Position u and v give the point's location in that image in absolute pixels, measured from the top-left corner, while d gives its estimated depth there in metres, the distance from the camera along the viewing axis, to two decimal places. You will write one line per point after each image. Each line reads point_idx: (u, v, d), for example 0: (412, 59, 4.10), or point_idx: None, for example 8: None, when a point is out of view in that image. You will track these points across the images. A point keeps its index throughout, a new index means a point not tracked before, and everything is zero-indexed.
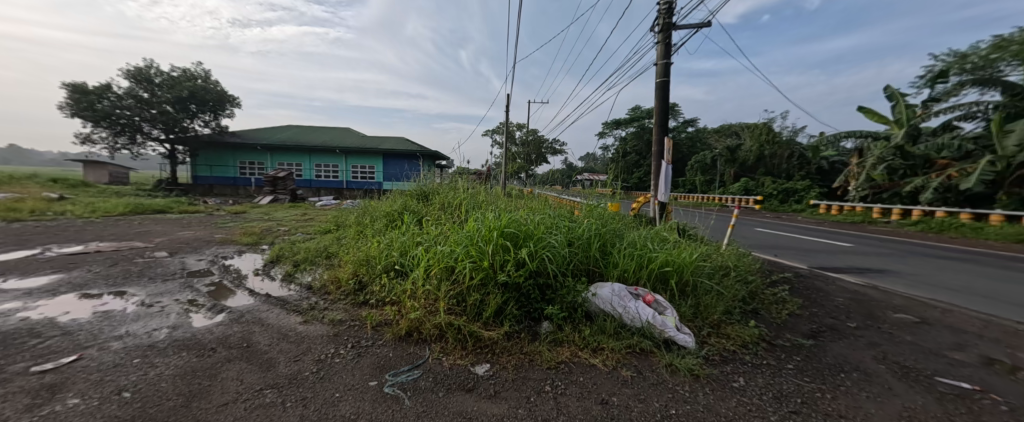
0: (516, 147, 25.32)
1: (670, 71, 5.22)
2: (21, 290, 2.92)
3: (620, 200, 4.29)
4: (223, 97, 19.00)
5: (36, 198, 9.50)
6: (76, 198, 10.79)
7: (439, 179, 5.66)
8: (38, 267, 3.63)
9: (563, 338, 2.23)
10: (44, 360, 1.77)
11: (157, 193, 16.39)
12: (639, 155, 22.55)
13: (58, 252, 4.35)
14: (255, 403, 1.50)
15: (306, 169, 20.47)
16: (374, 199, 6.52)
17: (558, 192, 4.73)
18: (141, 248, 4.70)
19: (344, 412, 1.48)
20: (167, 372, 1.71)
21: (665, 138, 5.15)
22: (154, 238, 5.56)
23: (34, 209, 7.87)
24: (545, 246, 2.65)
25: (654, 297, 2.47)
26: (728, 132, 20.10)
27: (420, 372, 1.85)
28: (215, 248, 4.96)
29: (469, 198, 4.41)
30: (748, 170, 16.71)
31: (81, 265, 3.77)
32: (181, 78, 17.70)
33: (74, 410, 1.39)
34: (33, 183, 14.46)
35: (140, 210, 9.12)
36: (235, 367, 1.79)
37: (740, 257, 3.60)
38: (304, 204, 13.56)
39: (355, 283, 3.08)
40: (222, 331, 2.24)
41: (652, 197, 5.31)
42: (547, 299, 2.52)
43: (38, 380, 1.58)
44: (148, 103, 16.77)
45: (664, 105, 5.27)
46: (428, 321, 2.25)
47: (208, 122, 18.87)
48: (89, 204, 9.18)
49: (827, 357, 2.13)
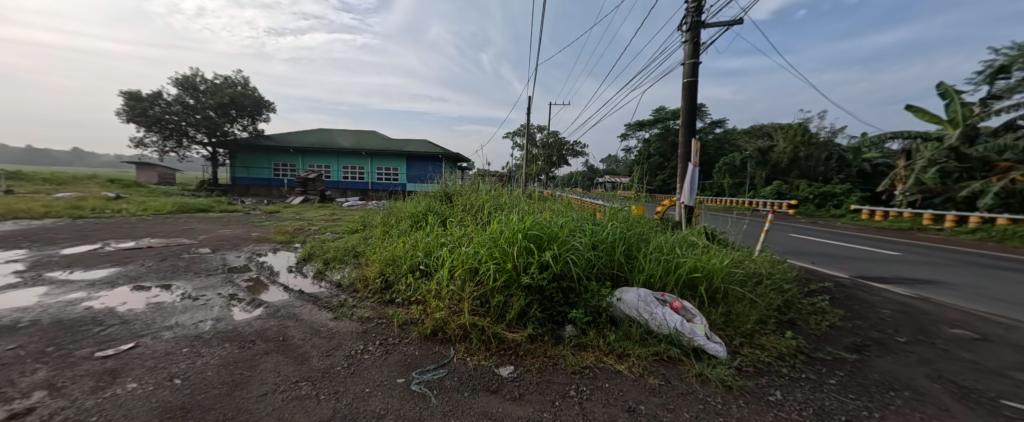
0: (536, 149, 25.24)
1: (698, 71, 5.06)
2: (85, 281, 3.20)
3: (643, 203, 4.18)
4: (261, 103, 20.10)
5: (96, 197, 10.36)
6: (132, 198, 11.61)
7: (461, 181, 5.72)
8: (99, 260, 3.96)
9: (587, 342, 2.22)
10: (106, 346, 1.93)
11: (200, 193, 17.58)
12: (663, 156, 21.96)
13: (116, 247, 4.74)
14: (292, 395, 1.57)
15: (333, 171, 21.23)
16: (398, 201, 6.64)
17: (579, 192, 4.71)
18: (188, 245, 5.04)
19: (373, 407, 1.53)
20: (212, 361, 1.82)
21: (693, 140, 4.98)
22: (198, 235, 5.96)
23: (95, 207, 8.61)
24: (569, 249, 2.64)
25: (682, 304, 2.40)
26: (759, 133, 19.22)
27: (445, 371, 1.88)
28: (252, 246, 5.23)
29: (492, 199, 4.43)
30: (781, 172, 15.91)
31: (134, 259, 4.08)
32: (223, 86, 18.86)
33: (132, 393, 1.51)
34: (94, 183, 15.84)
35: (185, 208, 9.78)
36: (272, 359, 1.88)
37: (775, 264, 3.44)
38: (333, 205, 14.21)
39: (382, 281, 3.17)
40: (260, 325, 2.36)
41: (677, 200, 5.17)
42: (570, 303, 2.50)
43: (102, 365, 1.73)
44: (193, 109, 18.02)
45: (691, 105, 5.12)
46: (452, 321, 2.29)
47: (246, 126, 19.99)
48: (142, 203, 9.93)
49: (873, 373, 1.99)
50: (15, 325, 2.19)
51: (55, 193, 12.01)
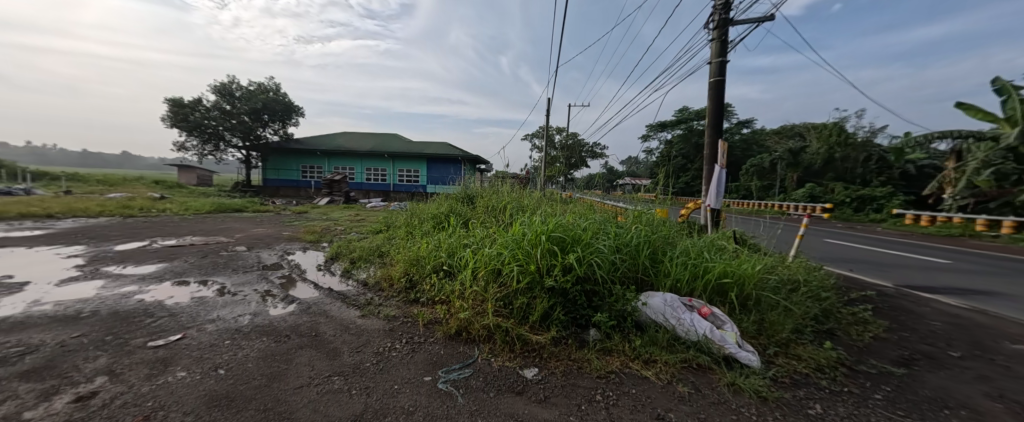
0: (555, 151, 25.12)
1: (726, 70, 4.90)
2: (137, 275, 3.45)
3: (668, 206, 4.08)
4: (291, 108, 21.01)
5: (144, 198, 11.11)
6: (175, 198, 12.43)
7: (481, 183, 5.76)
8: (148, 256, 4.25)
9: (612, 347, 2.18)
10: (157, 337, 2.07)
11: (234, 194, 18.56)
12: (686, 158, 21.36)
13: (162, 244, 5.07)
14: (326, 389, 1.63)
15: (357, 173, 21.88)
16: (420, 202, 6.76)
17: (599, 193, 4.65)
18: (225, 243, 5.33)
19: (403, 404, 1.57)
20: (252, 354, 1.92)
21: (720, 141, 4.83)
22: (235, 234, 6.28)
23: (143, 207, 9.24)
24: (593, 251, 2.61)
25: (711, 310, 2.33)
26: (790, 132, 18.36)
27: (471, 371, 1.90)
28: (284, 244, 5.47)
29: (513, 201, 4.44)
30: (814, 174, 15.15)
31: (179, 256, 4.36)
32: (257, 92, 19.87)
33: (181, 382, 1.61)
34: (141, 185, 17.03)
35: (222, 208, 10.33)
36: (306, 354, 1.96)
37: (810, 271, 3.28)
38: (357, 206, 14.63)
39: (406, 281, 3.23)
40: (294, 320, 2.47)
41: (703, 203, 5.03)
42: (594, 306, 2.47)
43: (154, 354, 1.86)
44: (230, 115, 19.06)
45: (718, 105, 4.96)
46: (476, 321, 2.31)
47: (277, 130, 20.95)
48: (184, 203, 10.58)
49: (924, 390, 1.86)
50: (79, 315, 2.39)
51: (108, 193, 12.99)
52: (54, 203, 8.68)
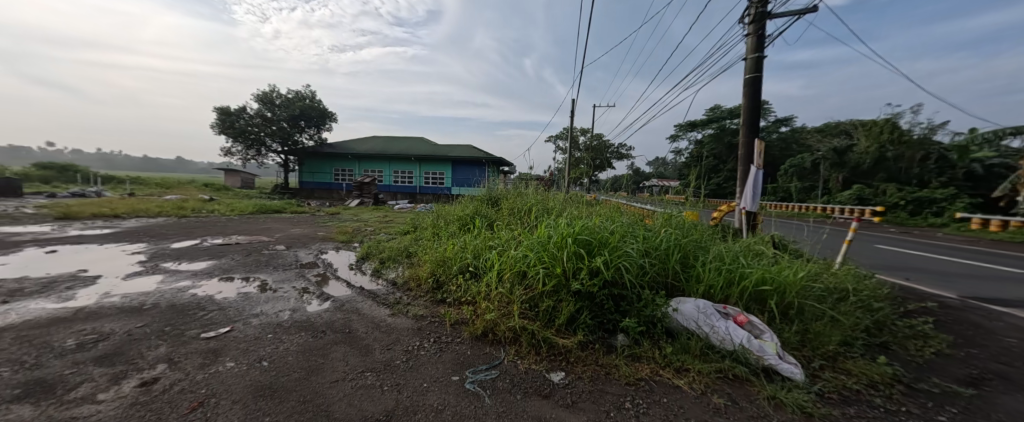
0: (579, 152, 24.86)
1: (763, 65, 4.66)
2: (190, 271, 3.75)
3: (699, 208, 3.92)
4: (325, 114, 22.15)
5: (195, 200, 12.05)
6: (222, 200, 13.46)
7: (505, 185, 5.80)
8: (200, 254, 4.61)
9: (641, 353, 2.13)
10: (209, 329, 2.24)
11: (274, 196, 19.71)
12: (718, 159, 20.47)
13: (212, 242, 5.48)
14: (359, 384, 1.70)
15: (386, 175, 22.62)
16: (446, 204, 6.89)
17: (625, 195, 4.55)
18: (266, 242, 5.67)
19: (432, 402, 1.60)
20: (292, 347, 2.03)
21: (756, 140, 4.60)
22: (274, 234, 6.67)
23: (194, 208, 10.02)
24: (621, 255, 2.56)
25: (748, 318, 2.22)
26: (835, 130, 17.15)
27: (497, 372, 1.91)
28: (318, 244, 5.75)
29: (538, 203, 4.43)
30: (862, 175, 14.06)
31: (226, 253, 4.69)
32: (295, 100, 21.04)
33: (231, 371, 1.74)
34: (193, 188, 18.47)
35: (263, 209, 11.01)
36: (341, 349, 2.05)
37: (860, 279, 3.04)
38: (385, 207, 15.10)
39: (433, 281, 3.30)
40: (329, 317, 2.58)
41: (738, 205, 4.80)
42: (622, 311, 2.42)
43: (207, 344, 2.01)
44: (270, 121, 20.30)
45: (754, 103, 4.73)
46: (502, 323, 2.33)
47: (312, 135, 22.08)
48: (230, 205, 11.37)
49: (997, 413, 1.68)
50: (142, 307, 2.63)
51: (165, 195, 14.21)
52: (120, 204, 9.58)
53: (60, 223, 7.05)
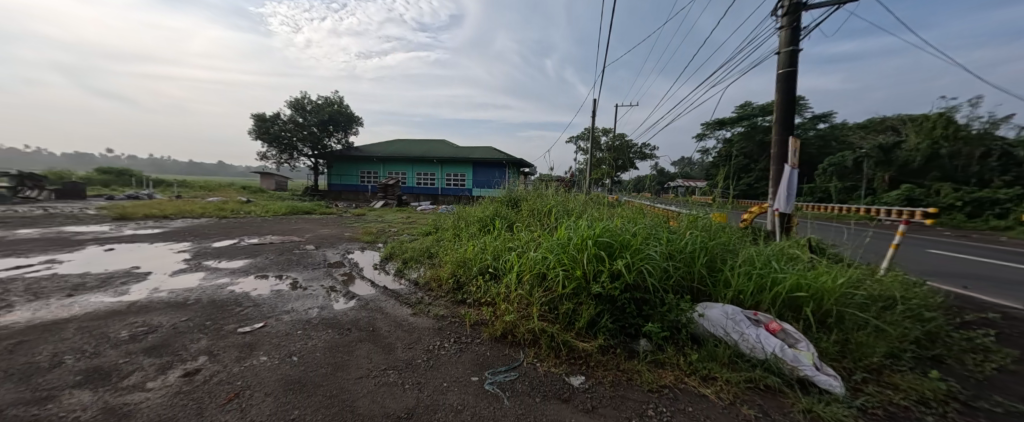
0: (601, 153, 24.49)
1: (798, 59, 4.42)
2: (229, 269, 3.99)
3: (727, 210, 3.76)
4: (352, 118, 23.02)
5: (233, 201, 12.81)
6: (258, 202, 14.25)
7: (525, 186, 5.80)
8: (238, 252, 4.89)
9: (665, 360, 2.07)
10: (245, 324, 2.37)
11: (305, 197, 20.65)
12: (749, 158, 19.57)
13: (248, 242, 5.80)
14: (382, 381, 1.74)
15: (409, 177, 23.17)
16: (467, 205, 6.97)
17: (648, 196, 4.44)
18: (297, 242, 5.94)
19: (451, 401, 1.62)
20: (320, 343, 2.12)
21: (790, 138, 4.36)
22: (305, 234, 6.98)
23: (233, 209, 10.64)
24: (643, 258, 2.49)
25: (781, 326, 2.10)
26: (879, 126, 15.99)
27: (517, 374, 1.91)
28: (345, 244, 5.96)
29: (558, 204, 4.40)
30: (911, 174, 13.02)
31: (261, 252, 4.95)
32: (324, 105, 21.96)
33: (264, 365, 1.83)
34: (232, 190, 19.66)
35: (294, 210, 11.53)
36: (365, 347, 2.12)
37: (909, 287, 2.81)
38: (408, 208, 15.50)
39: (454, 282, 3.34)
40: (354, 315, 2.67)
41: (770, 206, 4.58)
42: (644, 315, 2.35)
43: (243, 339, 2.13)
44: (301, 127, 21.29)
45: (788, 99, 4.49)
46: (522, 325, 2.32)
47: (340, 139, 22.97)
48: (265, 206, 12.01)
49: None
50: (186, 302, 2.82)
51: (207, 197, 15.21)
52: (168, 206, 10.34)
53: (117, 224, 7.68)
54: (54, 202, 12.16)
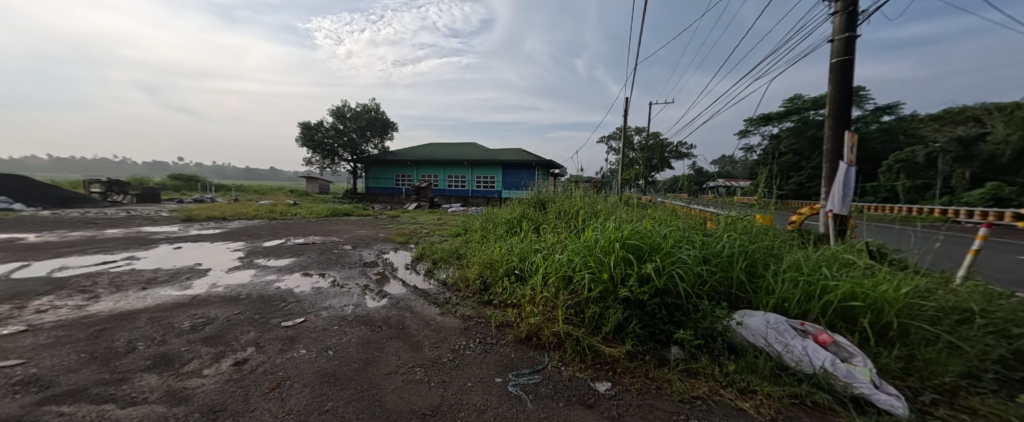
0: (634, 153, 23.78)
1: (855, 46, 4.04)
2: (276, 267, 4.31)
3: (771, 211, 3.50)
4: (388, 124, 24.06)
5: (282, 204, 13.79)
6: (304, 204, 15.23)
7: (554, 188, 5.75)
8: (284, 251, 5.27)
9: (698, 369, 1.96)
10: (287, 319, 2.54)
11: (344, 200, 21.83)
12: (798, 155, 18.14)
13: (293, 242, 6.23)
14: (409, 378, 1.80)
15: (441, 180, 23.79)
16: (495, 207, 7.02)
17: (683, 197, 4.24)
18: (336, 243, 6.29)
19: (475, 402, 1.64)
20: (353, 339, 2.22)
21: (846, 132, 3.99)
22: (343, 235, 7.37)
23: (281, 211, 11.48)
24: (674, 261, 2.39)
25: (831, 338, 1.93)
26: (957, 117, 14.19)
27: (541, 377, 1.90)
28: (380, 245, 6.23)
29: (586, 206, 4.32)
30: (1000, 170, 11.45)
31: (304, 252, 5.30)
32: (362, 112, 23.14)
33: (302, 357, 1.95)
34: (281, 194, 21.20)
35: (334, 212, 12.22)
36: (394, 344, 2.19)
37: (993, 299, 2.46)
38: (440, 210, 15.82)
39: (480, 283, 3.38)
40: (385, 313, 2.78)
41: (823, 207, 4.21)
42: (676, 322, 2.25)
43: (285, 332, 2.29)
44: (342, 133, 22.57)
45: (843, 90, 4.12)
46: (546, 327, 2.30)
47: (377, 144, 24.08)
48: (309, 208, 12.84)
49: None
50: (238, 296, 3.08)
51: (260, 200, 16.54)
52: (227, 208, 11.35)
53: (184, 225, 8.55)
54: (135, 205, 13.79)
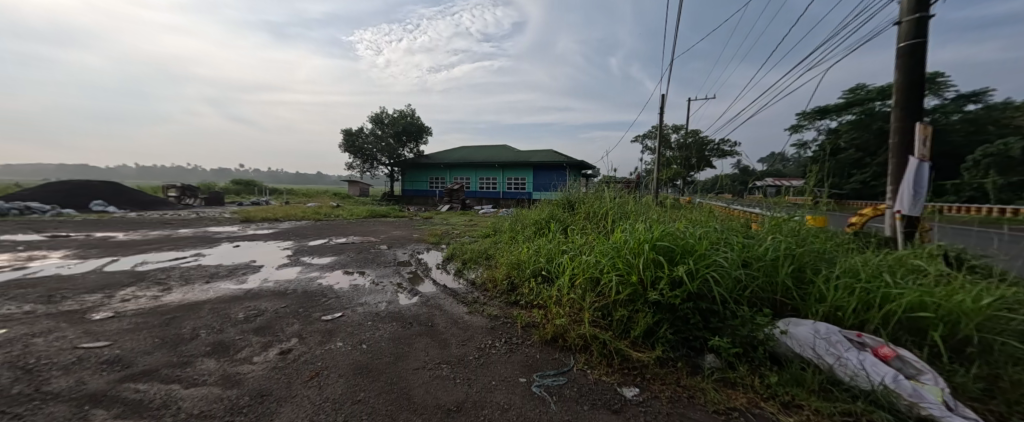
0: (671, 151, 22.80)
1: (927, 28, 3.60)
2: (319, 264, 4.61)
3: (825, 212, 3.21)
4: (423, 129, 24.92)
5: (326, 206, 14.76)
6: (345, 206, 16.17)
7: (584, 188, 5.65)
8: (326, 250, 5.63)
9: (735, 379, 1.85)
10: (327, 313, 2.71)
11: (382, 202, 22.88)
12: (860, 150, 16.45)
13: (335, 242, 6.63)
14: (436, 374, 1.85)
15: (472, 182, 24.20)
16: (524, 208, 7.01)
17: (723, 198, 4.00)
18: (373, 242, 6.61)
19: (498, 400, 1.65)
20: (386, 334, 2.33)
21: (917, 124, 3.56)
22: (380, 235, 7.73)
23: (325, 213, 12.25)
24: (710, 264, 2.26)
25: (893, 351, 1.73)
26: None
27: (566, 379, 1.87)
28: (413, 245, 6.45)
29: (616, 206, 4.20)
30: None
31: (344, 251, 5.62)
32: (398, 118, 24.17)
33: (339, 350, 2.07)
34: (326, 196, 22.62)
35: (373, 214, 12.84)
36: (423, 340, 2.27)
37: None
38: (472, 212, 16.09)
39: (508, 283, 3.40)
40: (416, 310, 2.88)
41: (889, 208, 3.79)
42: (712, 328, 2.13)
43: (325, 325, 2.45)
44: (380, 138, 23.71)
45: (912, 77, 3.69)
46: (572, 329, 2.27)
47: (412, 148, 25.02)
48: (350, 210, 13.59)
49: None
50: (286, 291, 3.33)
51: (307, 203, 17.80)
52: (279, 210, 12.33)
53: (242, 225, 9.39)
54: (203, 208, 15.39)
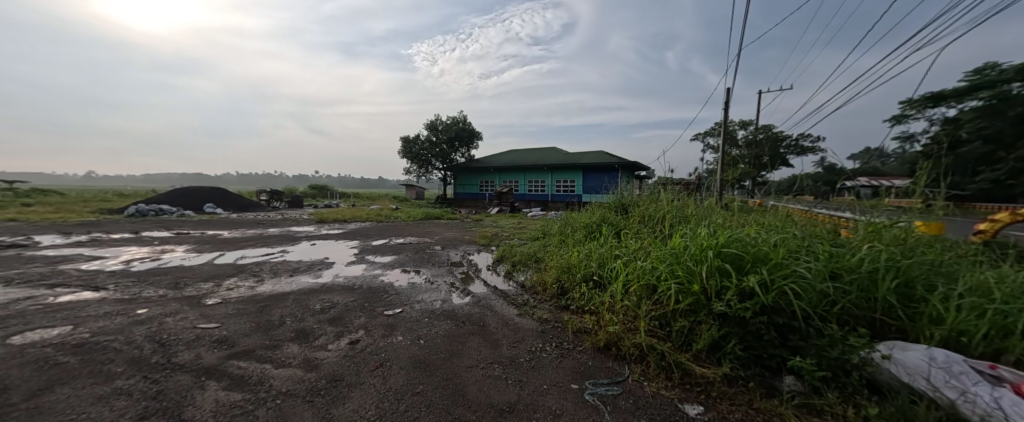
0: (737, 149, 20.86)
1: None
2: (381, 262, 4.99)
3: (940, 217, 2.70)
4: (474, 134, 25.76)
5: (386, 208, 15.94)
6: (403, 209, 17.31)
7: (638, 191, 5.40)
8: (387, 250, 6.06)
9: (821, 406, 1.63)
10: (389, 308, 2.92)
11: (436, 205, 24.05)
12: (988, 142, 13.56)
13: (394, 242, 7.12)
14: (488, 373, 1.89)
15: (521, 185, 24.38)
16: (574, 211, 6.90)
17: (801, 200, 3.57)
18: (428, 243, 6.99)
19: (550, 405, 1.64)
20: (441, 332, 2.44)
21: None
22: (434, 236, 8.13)
23: (386, 215, 13.21)
24: (788, 275, 2.02)
25: None
26: None
27: (620, 389, 1.81)
28: (465, 246, 6.68)
29: (674, 209, 3.95)
30: None
31: (403, 250, 6.02)
32: (451, 124, 25.27)
33: (399, 343, 2.22)
34: (386, 199, 24.40)
35: (428, 216, 13.54)
36: (475, 339, 2.33)
37: None
38: (520, 215, 16.21)
39: (558, 287, 3.36)
40: (468, 310, 2.98)
41: None
42: (791, 347, 1.90)
43: (387, 320, 2.63)
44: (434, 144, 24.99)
45: None
46: (627, 338, 2.18)
47: (464, 153, 25.99)
48: (408, 213, 14.49)
49: None
50: (354, 286, 3.66)
51: (370, 205, 19.41)
52: (347, 212, 13.57)
53: (317, 225, 10.51)
54: (286, 210, 17.54)
